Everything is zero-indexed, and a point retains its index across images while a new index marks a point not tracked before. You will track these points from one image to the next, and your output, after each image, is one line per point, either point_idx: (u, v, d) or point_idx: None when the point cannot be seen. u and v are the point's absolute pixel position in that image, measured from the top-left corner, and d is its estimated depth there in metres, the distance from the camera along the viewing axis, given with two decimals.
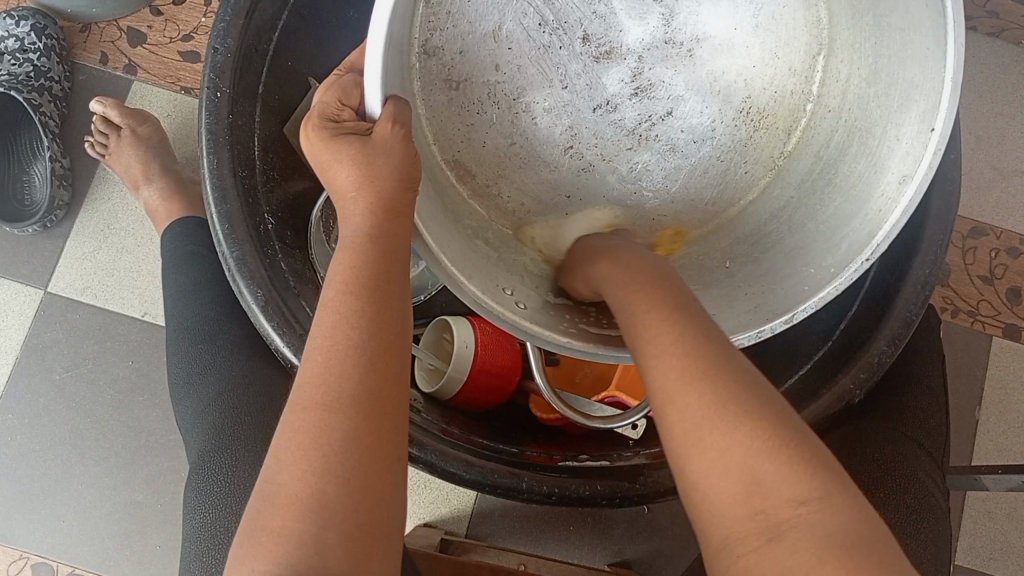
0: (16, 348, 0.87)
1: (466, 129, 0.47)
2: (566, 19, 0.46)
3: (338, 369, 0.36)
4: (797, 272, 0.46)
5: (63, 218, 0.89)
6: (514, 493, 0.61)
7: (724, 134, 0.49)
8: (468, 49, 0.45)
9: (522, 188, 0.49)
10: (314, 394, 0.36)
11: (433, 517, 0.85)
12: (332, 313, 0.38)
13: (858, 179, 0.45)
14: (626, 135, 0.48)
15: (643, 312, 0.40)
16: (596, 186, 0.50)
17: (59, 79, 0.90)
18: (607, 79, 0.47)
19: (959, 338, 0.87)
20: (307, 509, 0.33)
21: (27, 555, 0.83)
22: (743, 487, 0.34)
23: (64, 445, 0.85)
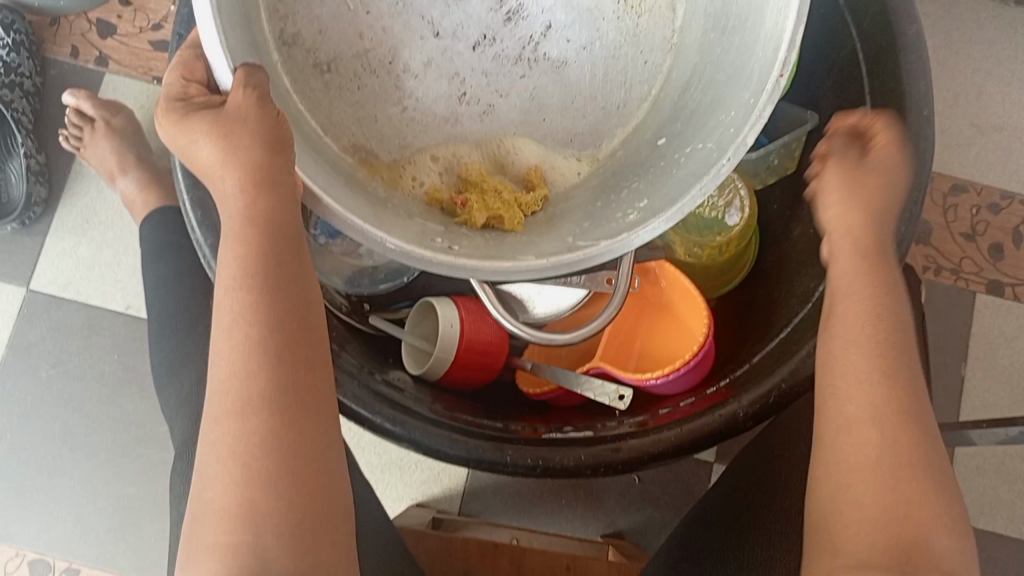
0: (1, 347, 0.87)
1: (355, 108, 0.45)
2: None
3: (243, 371, 0.35)
4: (718, 118, 0.45)
5: (42, 214, 0.88)
6: (499, 466, 0.62)
7: (609, 32, 0.48)
8: (326, 27, 0.43)
9: (426, 147, 0.47)
10: (225, 401, 0.35)
11: (426, 497, 0.85)
12: (228, 310, 0.37)
13: (748, 21, 0.45)
14: (523, 47, 0.47)
15: (857, 318, 0.42)
16: (504, 121, 0.48)
17: (30, 75, 0.89)
18: (474, 11, 0.46)
19: (943, 296, 0.87)
20: (241, 520, 0.34)
21: (23, 553, 0.83)
22: (882, 493, 0.37)
23: (54, 442, 0.85)
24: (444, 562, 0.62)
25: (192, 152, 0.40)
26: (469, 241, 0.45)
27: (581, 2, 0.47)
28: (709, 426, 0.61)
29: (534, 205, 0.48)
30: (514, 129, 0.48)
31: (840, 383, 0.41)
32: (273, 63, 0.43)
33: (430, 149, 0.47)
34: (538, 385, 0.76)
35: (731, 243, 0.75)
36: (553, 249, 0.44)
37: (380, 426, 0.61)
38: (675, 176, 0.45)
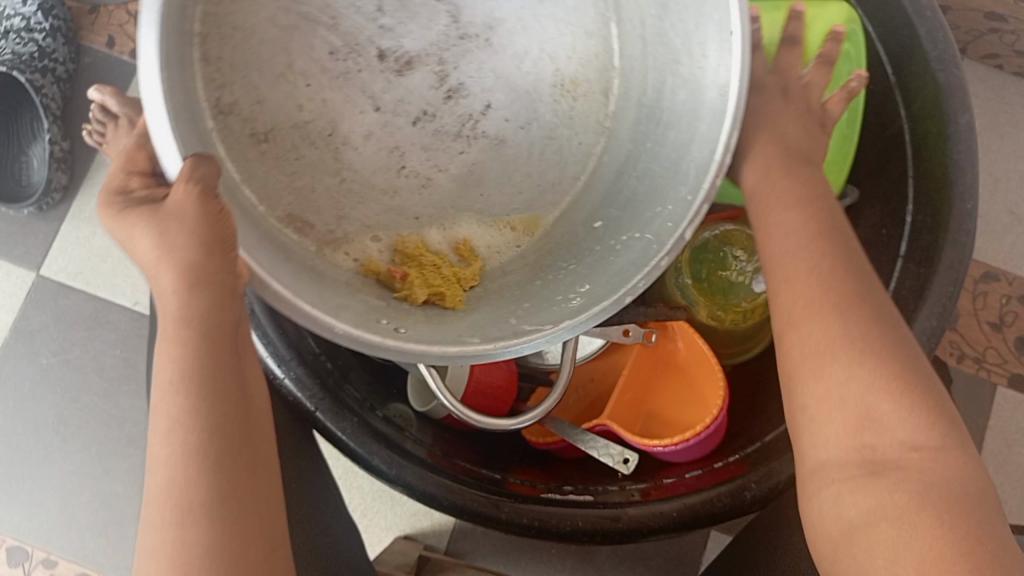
0: (5, 329, 0.86)
1: (290, 177, 0.44)
2: (358, 40, 0.45)
3: (182, 480, 0.34)
4: (656, 209, 0.47)
5: (60, 201, 0.87)
6: (493, 522, 0.60)
7: (547, 112, 0.51)
8: (265, 95, 0.42)
9: (365, 221, 0.47)
10: (164, 510, 0.34)
11: (414, 530, 0.84)
12: (165, 413, 0.35)
13: (683, 116, 0.47)
14: (461, 124, 0.49)
15: (788, 238, 0.41)
16: (443, 193, 0.50)
17: (64, 61, 0.88)
18: (416, 88, 0.48)
19: (964, 386, 0.84)
20: None
21: (2, 539, 0.82)
22: (857, 422, 0.36)
23: (46, 430, 0.84)
24: None
25: (131, 248, 0.38)
26: (416, 322, 0.44)
27: (518, 87, 0.50)
28: (715, 504, 0.60)
29: (472, 279, 0.49)
30: (448, 206, 0.50)
31: (788, 316, 0.40)
32: (208, 131, 0.40)
33: (367, 223, 0.47)
34: (545, 435, 0.73)
35: (756, 311, 0.73)
36: (501, 333, 0.44)
37: (374, 466, 0.60)
38: (614, 264, 0.47)
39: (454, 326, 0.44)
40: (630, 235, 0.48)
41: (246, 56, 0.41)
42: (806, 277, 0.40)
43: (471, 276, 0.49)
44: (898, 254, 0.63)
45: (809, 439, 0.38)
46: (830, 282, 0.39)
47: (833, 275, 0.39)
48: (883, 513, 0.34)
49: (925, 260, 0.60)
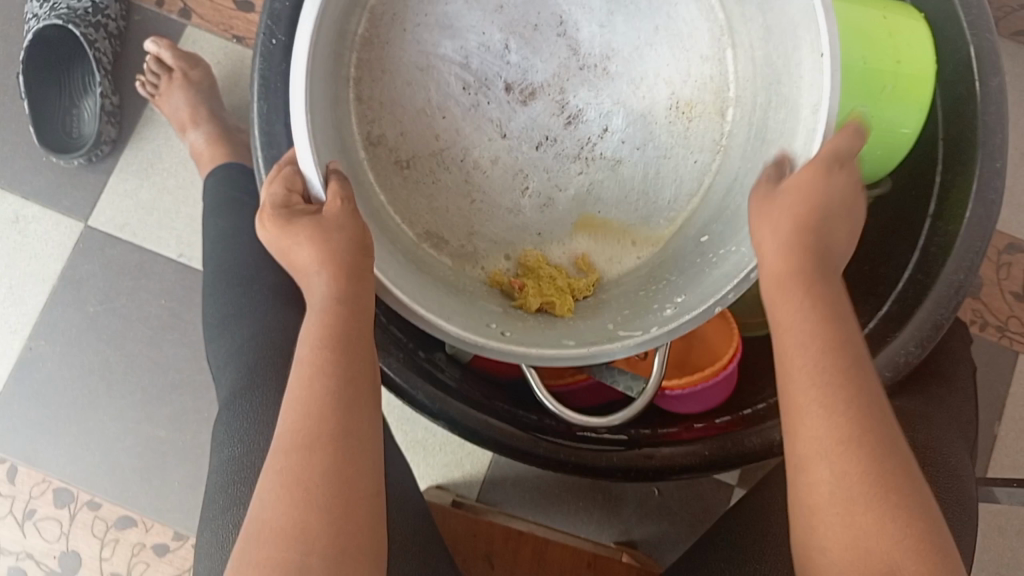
0: (53, 278, 0.88)
1: (430, 199, 0.52)
2: (486, 76, 0.52)
3: (316, 414, 0.40)
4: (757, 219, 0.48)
5: (109, 153, 0.90)
6: (531, 457, 0.62)
7: (662, 134, 0.54)
8: (408, 129, 0.51)
9: (495, 238, 0.53)
10: (293, 437, 0.40)
11: (445, 480, 0.87)
12: (307, 365, 0.41)
13: (782, 128, 0.49)
14: (580, 149, 0.53)
15: (782, 320, 0.42)
16: (562, 212, 0.54)
17: (116, 17, 0.90)
18: (538, 117, 0.53)
19: (986, 352, 0.87)
20: (293, 539, 0.37)
21: (50, 480, 0.84)
22: (855, 550, 0.38)
23: (92, 376, 0.86)
24: (467, 541, 0.63)
25: (293, 257, 0.44)
26: (521, 326, 0.49)
27: (635, 110, 0.53)
28: (747, 446, 0.61)
29: (586, 290, 0.53)
30: (571, 220, 0.54)
31: (792, 415, 0.41)
32: (360, 160, 0.50)
33: (496, 239, 0.53)
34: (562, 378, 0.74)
35: None
36: (594, 337, 0.48)
37: (417, 400, 0.62)
38: (714, 276, 0.48)
39: (568, 325, 0.50)
40: (724, 247, 0.50)
41: (394, 93, 0.51)
42: (814, 387, 0.40)
43: (585, 289, 0.53)
44: (928, 213, 0.65)
45: (817, 556, 0.39)
46: (836, 390, 0.40)
47: (837, 379, 0.40)
48: None
49: (950, 219, 0.62)
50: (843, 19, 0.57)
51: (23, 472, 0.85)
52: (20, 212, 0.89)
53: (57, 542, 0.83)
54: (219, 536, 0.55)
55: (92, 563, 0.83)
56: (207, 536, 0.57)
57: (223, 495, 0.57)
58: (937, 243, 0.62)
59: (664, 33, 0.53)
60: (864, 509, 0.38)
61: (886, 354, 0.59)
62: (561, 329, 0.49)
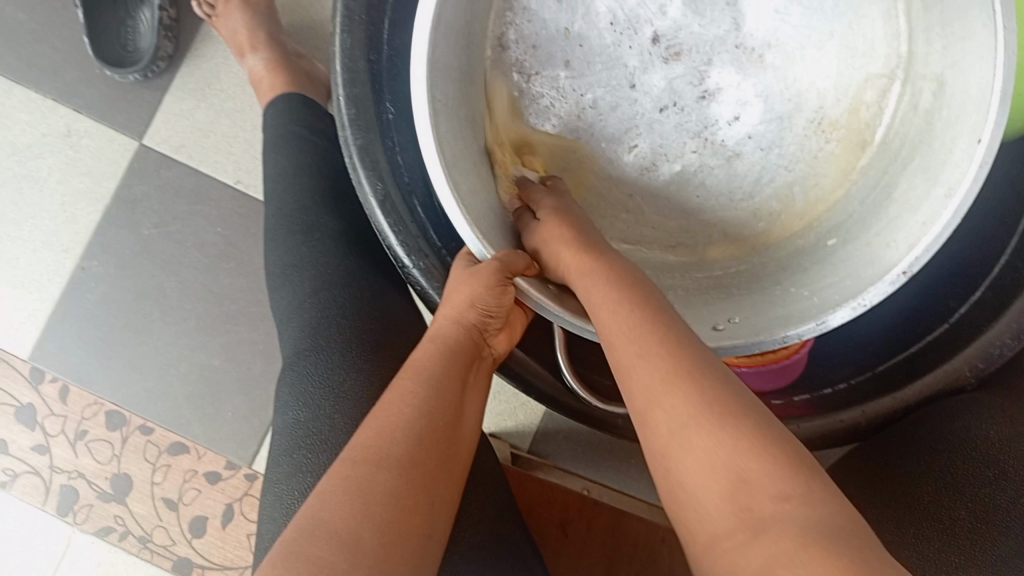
0: (106, 197, 0.86)
1: (534, 123, 0.48)
2: (637, 19, 0.46)
3: (404, 411, 0.44)
4: (838, 278, 0.43)
5: (165, 69, 0.86)
6: (607, 427, 0.55)
7: (794, 143, 0.47)
8: (540, 43, 0.47)
9: (590, 190, 0.50)
10: (379, 430, 0.43)
11: (498, 428, 0.86)
12: (409, 379, 0.46)
13: (912, 195, 0.41)
14: (700, 128, 0.47)
15: (615, 320, 0.39)
16: (660, 184, 0.48)
17: None
18: (672, 82, 0.46)
19: None
20: (358, 507, 0.39)
21: (101, 402, 0.85)
22: (728, 482, 0.33)
23: (147, 301, 0.86)
24: (542, 507, 0.63)
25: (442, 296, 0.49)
26: (570, 284, 0.46)
27: (776, 106, 0.46)
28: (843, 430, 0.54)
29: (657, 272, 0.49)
30: (664, 200, 0.49)
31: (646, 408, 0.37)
32: (482, 57, 0.47)
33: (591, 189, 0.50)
34: None
35: None
36: None
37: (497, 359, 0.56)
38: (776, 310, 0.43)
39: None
40: (796, 288, 0.45)
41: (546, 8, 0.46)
42: (643, 358, 0.37)
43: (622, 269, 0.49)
44: None
45: (690, 512, 0.34)
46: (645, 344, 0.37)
47: (654, 344, 0.37)
48: (773, 567, 0.30)
49: None
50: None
51: (75, 392, 0.85)
52: (72, 126, 0.86)
53: (109, 464, 0.84)
54: (284, 501, 0.55)
55: (143, 486, 0.84)
56: (272, 500, 0.56)
57: (288, 462, 0.56)
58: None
59: (838, 40, 0.45)
60: (700, 431, 0.34)
61: (975, 346, 0.50)
62: None
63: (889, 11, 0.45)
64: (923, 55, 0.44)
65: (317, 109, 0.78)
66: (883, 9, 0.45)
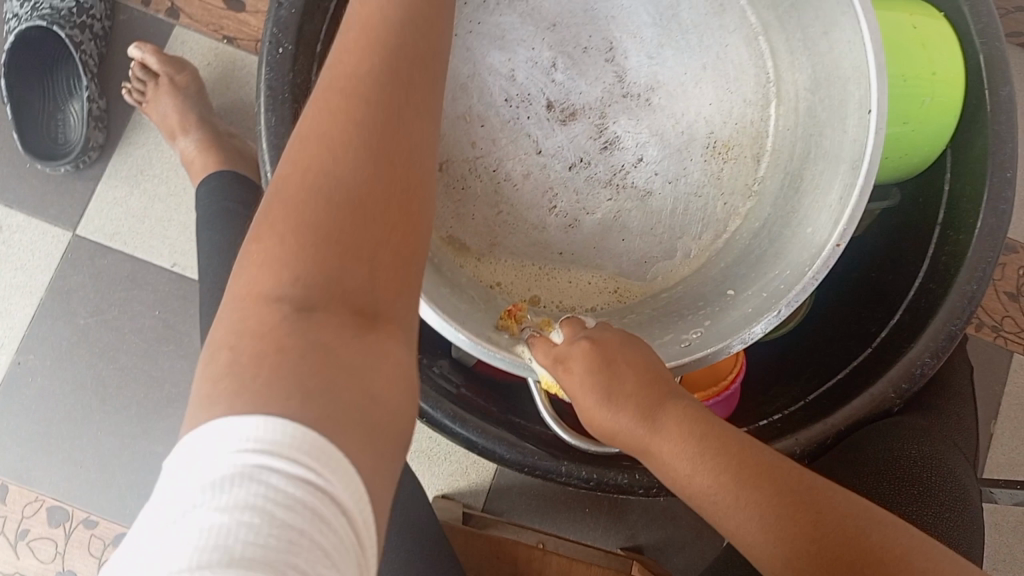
0: (41, 289, 0.85)
1: (454, 208, 0.49)
2: (530, 91, 0.49)
3: (326, 183, 0.30)
4: (776, 272, 0.45)
5: (97, 159, 0.87)
6: (552, 475, 0.58)
7: (696, 172, 0.50)
8: (443, 132, 0.48)
9: (516, 254, 0.49)
10: (296, 197, 0.30)
11: (451, 489, 0.86)
12: (333, 112, 0.32)
13: (819, 181, 0.46)
14: (613, 175, 0.50)
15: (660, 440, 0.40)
16: (585, 238, 0.49)
17: (100, 18, 0.86)
18: (576, 138, 0.49)
19: (982, 352, 0.89)
20: (291, 302, 0.28)
21: (42, 499, 0.83)
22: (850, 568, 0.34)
23: (85, 390, 0.85)
24: (489, 561, 0.66)
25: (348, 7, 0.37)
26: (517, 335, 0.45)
27: (673, 140, 0.50)
28: None
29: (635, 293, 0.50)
30: (594, 246, 0.50)
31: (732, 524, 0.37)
32: None
33: (518, 252, 0.49)
34: None
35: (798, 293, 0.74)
36: None
37: (434, 418, 0.58)
38: (732, 317, 0.45)
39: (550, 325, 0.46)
40: (745, 290, 0.46)
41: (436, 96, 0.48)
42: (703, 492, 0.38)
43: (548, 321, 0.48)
44: None
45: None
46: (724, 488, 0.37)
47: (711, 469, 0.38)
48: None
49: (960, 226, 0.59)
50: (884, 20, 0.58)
51: (15, 491, 0.83)
52: (4, 221, 0.86)
53: (52, 562, 0.82)
54: None
55: None
56: None
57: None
58: (946, 255, 0.59)
59: (710, 72, 0.50)
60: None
61: (899, 366, 0.54)
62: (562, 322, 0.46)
63: (748, 37, 0.51)
64: (789, 73, 0.50)
65: (248, 186, 0.79)
66: (743, 36, 0.51)
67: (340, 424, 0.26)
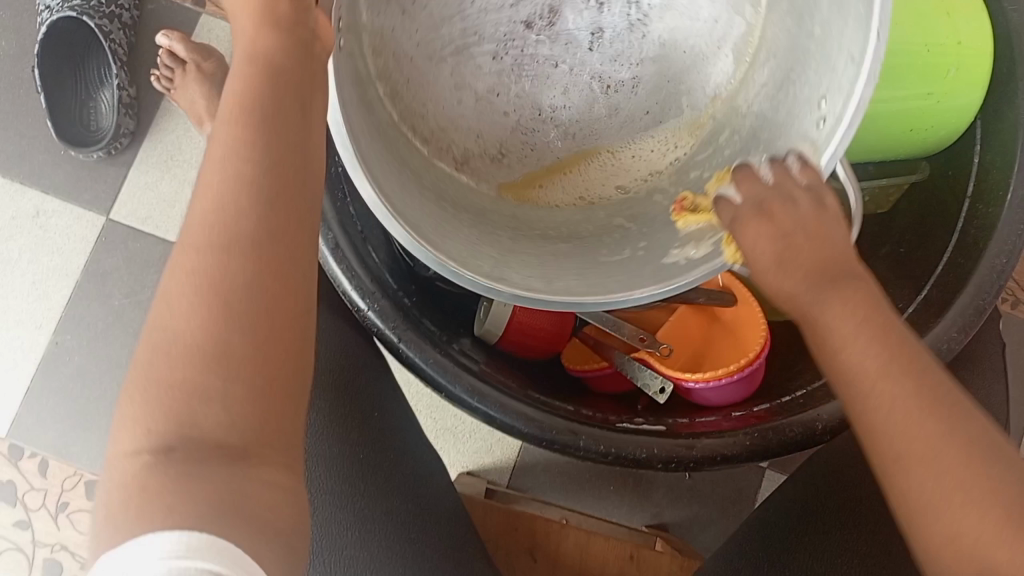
0: (77, 272, 0.88)
1: (467, 130, 0.52)
2: (502, 1, 0.49)
3: (216, 299, 0.32)
4: (791, 115, 0.48)
5: (128, 145, 0.89)
6: (571, 450, 0.59)
7: (692, 26, 0.52)
8: (434, 64, 0.50)
9: (540, 145, 0.54)
10: (187, 318, 0.32)
11: (476, 467, 0.87)
12: (215, 213, 0.33)
13: (818, 53, 0.47)
14: (612, 59, 0.52)
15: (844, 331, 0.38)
16: (604, 113, 0.54)
17: (128, 8, 0.89)
18: (568, 30, 0.51)
19: (1017, 330, 0.87)
20: (181, 428, 0.31)
21: (81, 473, 0.86)
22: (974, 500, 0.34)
23: (121, 369, 0.87)
24: (510, 535, 0.66)
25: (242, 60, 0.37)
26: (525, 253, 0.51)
27: (663, 12, 0.51)
28: (786, 434, 0.59)
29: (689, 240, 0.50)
30: (614, 122, 0.54)
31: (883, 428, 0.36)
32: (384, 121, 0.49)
33: (538, 143, 0.54)
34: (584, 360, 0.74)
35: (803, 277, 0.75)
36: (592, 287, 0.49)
37: (454, 394, 0.59)
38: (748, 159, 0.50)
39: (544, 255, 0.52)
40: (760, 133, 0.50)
41: (420, 18, 0.48)
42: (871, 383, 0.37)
43: (563, 226, 0.55)
44: (965, 195, 0.63)
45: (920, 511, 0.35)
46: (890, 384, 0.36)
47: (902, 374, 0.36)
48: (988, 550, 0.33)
49: (993, 199, 0.60)
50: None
51: (55, 465, 0.86)
52: (42, 206, 0.89)
53: (91, 534, 0.84)
54: None
55: None
56: None
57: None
58: (975, 228, 0.60)
59: None
60: (952, 472, 0.34)
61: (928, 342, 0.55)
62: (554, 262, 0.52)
63: None
64: None
65: None
66: None
67: (235, 516, 0.30)
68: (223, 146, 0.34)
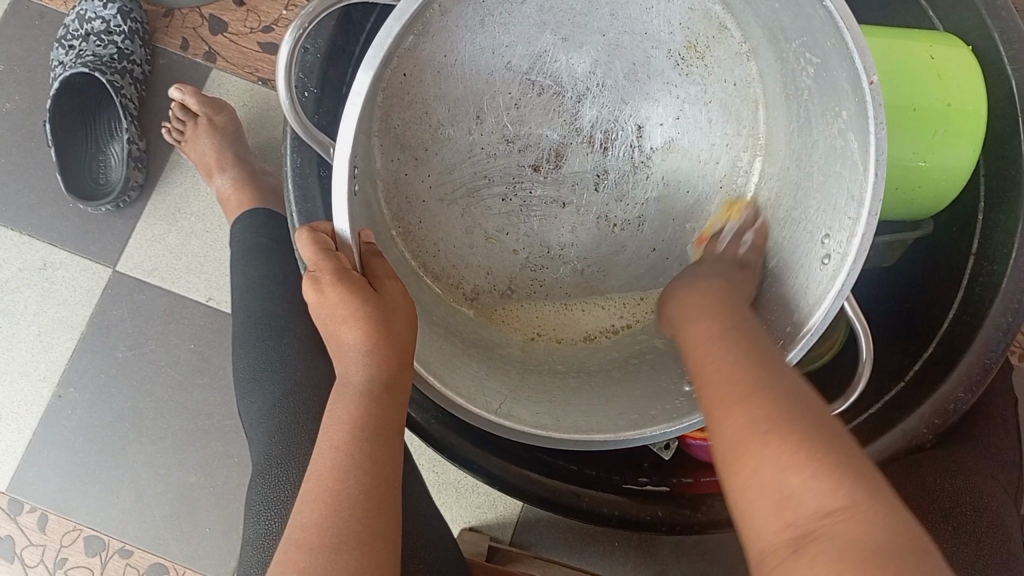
0: (82, 324, 0.88)
1: (456, 247, 0.54)
2: (516, 131, 0.53)
3: (333, 513, 0.41)
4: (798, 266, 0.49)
5: (136, 198, 0.90)
6: (574, 511, 0.59)
7: (690, 176, 0.56)
8: (437, 178, 0.52)
9: (532, 275, 0.55)
10: (311, 538, 0.41)
11: (479, 522, 0.86)
12: (338, 449, 0.43)
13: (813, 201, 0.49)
14: (617, 199, 0.55)
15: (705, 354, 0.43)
16: (596, 243, 0.55)
17: (140, 63, 0.90)
18: (573, 159, 0.54)
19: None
20: None
21: (80, 528, 0.85)
22: (775, 502, 0.37)
23: (122, 422, 0.87)
24: None
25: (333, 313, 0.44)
26: (525, 400, 0.50)
27: (666, 149, 0.55)
28: None
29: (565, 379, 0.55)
30: (605, 252, 0.56)
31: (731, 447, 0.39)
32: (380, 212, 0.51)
33: (523, 272, 0.55)
34: None
35: None
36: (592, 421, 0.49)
37: (456, 455, 0.57)
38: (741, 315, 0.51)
39: (546, 389, 0.52)
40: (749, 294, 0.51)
41: (434, 166, 0.52)
42: (737, 406, 0.40)
43: (543, 360, 0.55)
44: (969, 251, 0.64)
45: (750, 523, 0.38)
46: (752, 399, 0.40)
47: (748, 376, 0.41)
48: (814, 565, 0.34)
49: (995, 257, 0.60)
50: (890, 52, 0.59)
51: (55, 520, 0.85)
52: (48, 259, 0.89)
53: None
54: None
55: None
56: None
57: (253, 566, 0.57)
58: (979, 287, 0.61)
59: (686, 94, 0.55)
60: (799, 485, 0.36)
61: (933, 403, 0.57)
62: (561, 408, 0.50)
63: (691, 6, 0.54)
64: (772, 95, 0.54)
65: (280, 221, 0.80)
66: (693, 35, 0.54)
67: None
68: (343, 398, 0.44)
